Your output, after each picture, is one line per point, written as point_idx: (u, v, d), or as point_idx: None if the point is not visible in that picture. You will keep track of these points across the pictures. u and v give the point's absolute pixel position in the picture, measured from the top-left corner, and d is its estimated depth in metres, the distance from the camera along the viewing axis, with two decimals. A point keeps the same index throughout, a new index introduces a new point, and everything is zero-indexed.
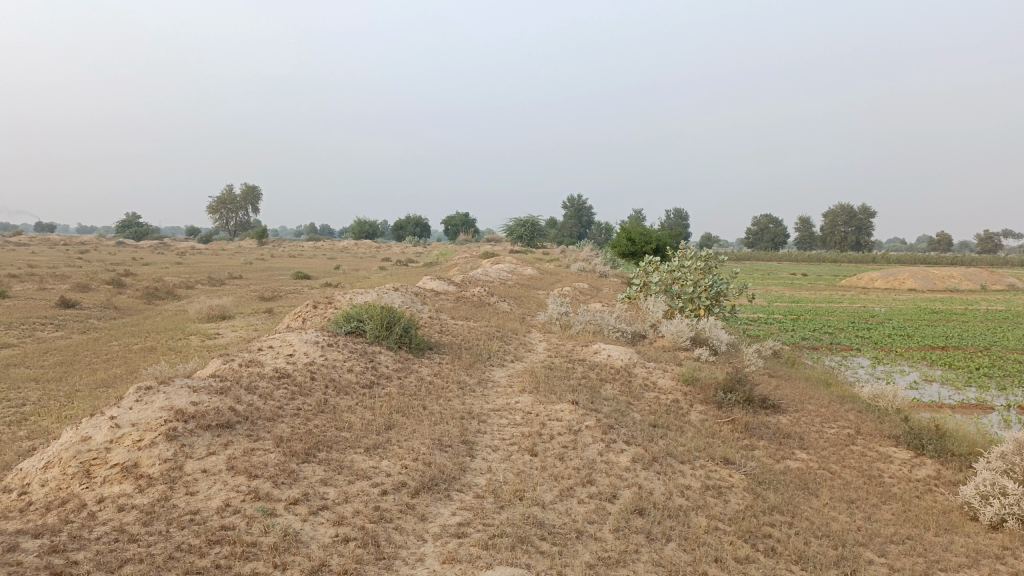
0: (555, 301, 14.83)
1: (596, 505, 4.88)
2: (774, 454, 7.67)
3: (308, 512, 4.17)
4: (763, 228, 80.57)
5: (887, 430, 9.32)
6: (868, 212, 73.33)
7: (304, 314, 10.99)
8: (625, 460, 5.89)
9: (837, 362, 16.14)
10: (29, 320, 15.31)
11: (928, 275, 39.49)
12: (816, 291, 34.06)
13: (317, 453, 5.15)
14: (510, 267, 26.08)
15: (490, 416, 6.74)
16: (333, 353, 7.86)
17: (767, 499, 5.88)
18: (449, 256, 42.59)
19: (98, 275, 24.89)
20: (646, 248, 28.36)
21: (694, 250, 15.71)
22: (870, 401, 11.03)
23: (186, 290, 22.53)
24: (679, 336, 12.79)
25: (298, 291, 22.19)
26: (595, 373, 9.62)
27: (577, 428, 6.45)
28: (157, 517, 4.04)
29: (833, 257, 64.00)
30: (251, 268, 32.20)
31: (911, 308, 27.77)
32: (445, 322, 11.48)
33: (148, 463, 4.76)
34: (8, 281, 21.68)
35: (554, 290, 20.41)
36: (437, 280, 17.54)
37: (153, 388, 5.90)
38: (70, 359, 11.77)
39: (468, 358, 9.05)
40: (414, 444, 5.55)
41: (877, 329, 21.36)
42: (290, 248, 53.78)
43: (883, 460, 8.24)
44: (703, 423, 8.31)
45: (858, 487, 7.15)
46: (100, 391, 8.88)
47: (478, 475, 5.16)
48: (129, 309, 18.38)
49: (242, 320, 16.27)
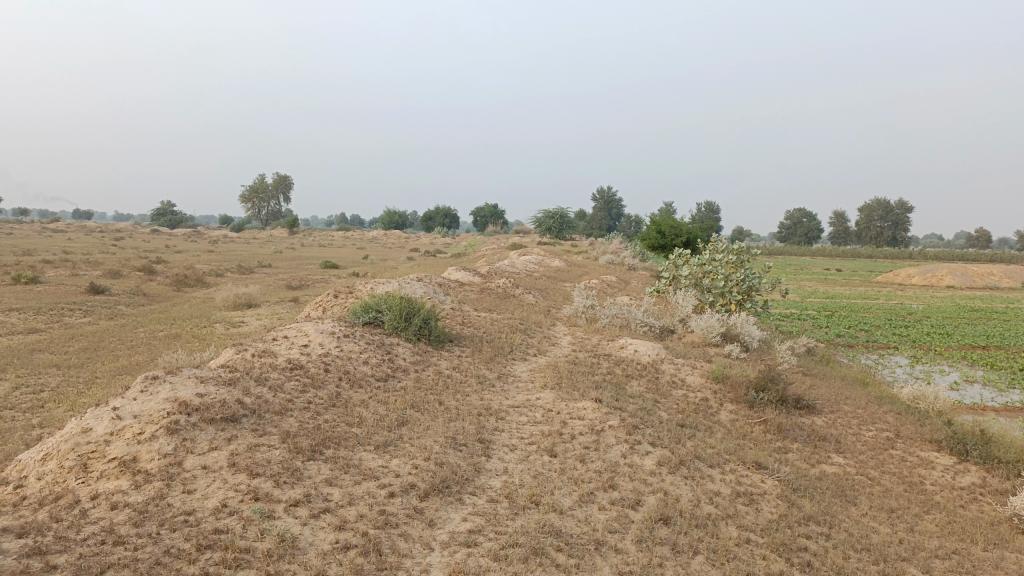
0: (581, 293, 14.50)
1: (618, 512, 4.55)
2: (808, 458, 7.30)
3: (308, 515, 3.90)
4: (797, 222, 79.38)
5: (928, 434, 8.88)
6: (904, 207, 71.61)
7: (324, 303, 10.79)
8: (651, 462, 5.55)
9: (874, 361, 15.62)
10: (58, 305, 15.35)
11: (967, 272, 38.36)
12: (850, 287, 33.28)
13: (324, 451, 4.89)
14: (537, 259, 25.83)
15: (509, 413, 6.45)
16: (349, 344, 7.61)
17: (803, 508, 5.51)
18: (477, 248, 42.54)
19: (131, 261, 25.08)
20: (676, 241, 27.89)
21: (726, 243, 15.27)
22: (910, 404, 10.55)
23: (216, 277, 22.57)
24: (708, 332, 12.38)
25: (324, 280, 22.09)
26: (621, 368, 9.31)
27: (600, 428, 6.11)
28: (149, 517, 3.80)
29: (867, 253, 62.66)
30: (281, 257, 32.29)
31: (950, 306, 26.93)
32: (468, 314, 11.22)
33: (147, 457, 4.54)
34: (41, 266, 21.88)
35: (581, 283, 20.08)
36: (462, 271, 17.30)
37: (159, 378, 5.69)
38: (94, 345, 11.72)
39: (489, 352, 8.76)
40: (427, 442, 5.27)
41: (914, 327, 20.74)
42: (320, 237, 53.99)
43: (924, 466, 7.83)
44: (734, 423, 7.96)
45: (899, 495, 6.74)
46: (117, 379, 8.75)
47: (493, 477, 4.86)
48: (158, 295, 18.39)
49: (268, 309, 16.15)
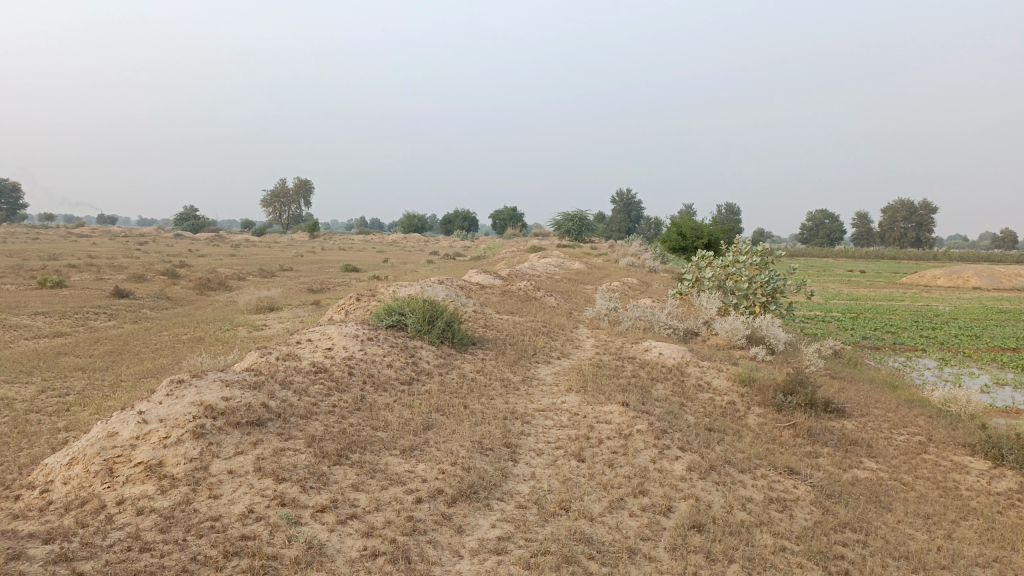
0: (603, 295, 14.39)
1: (649, 519, 4.46)
2: (839, 462, 7.15)
3: (335, 521, 3.85)
4: (818, 223, 78.64)
5: (962, 438, 8.68)
6: (929, 208, 70.66)
7: (347, 306, 10.77)
8: (680, 467, 5.44)
9: (902, 363, 15.36)
10: (83, 309, 15.49)
11: (995, 273, 37.72)
12: (874, 288, 32.82)
13: (350, 455, 4.83)
14: (557, 261, 25.74)
15: (535, 417, 6.37)
16: (373, 347, 7.57)
17: (837, 515, 5.38)
18: (496, 251, 42.51)
19: (155, 265, 25.31)
20: (697, 243, 27.66)
21: (750, 244, 15.09)
22: (942, 407, 10.33)
23: (238, 281, 22.71)
24: (733, 334, 12.22)
25: (345, 283, 22.14)
26: (646, 371, 9.19)
27: (628, 432, 6.01)
28: (176, 523, 3.77)
29: (891, 254, 61.85)
30: (302, 261, 32.45)
31: (977, 307, 26.47)
32: (490, 316, 11.15)
33: (173, 462, 4.51)
34: (67, 271, 22.13)
35: (603, 285, 19.95)
36: (483, 274, 17.25)
37: (185, 382, 5.67)
38: (119, 348, 11.79)
39: (513, 355, 8.68)
40: (454, 446, 5.20)
41: (942, 329, 20.41)
42: (341, 241, 54.23)
43: (959, 471, 7.65)
44: (762, 427, 7.82)
45: (934, 501, 6.58)
46: (142, 382, 8.78)
47: (521, 482, 4.78)
48: (181, 299, 18.52)
49: (290, 312, 16.19)
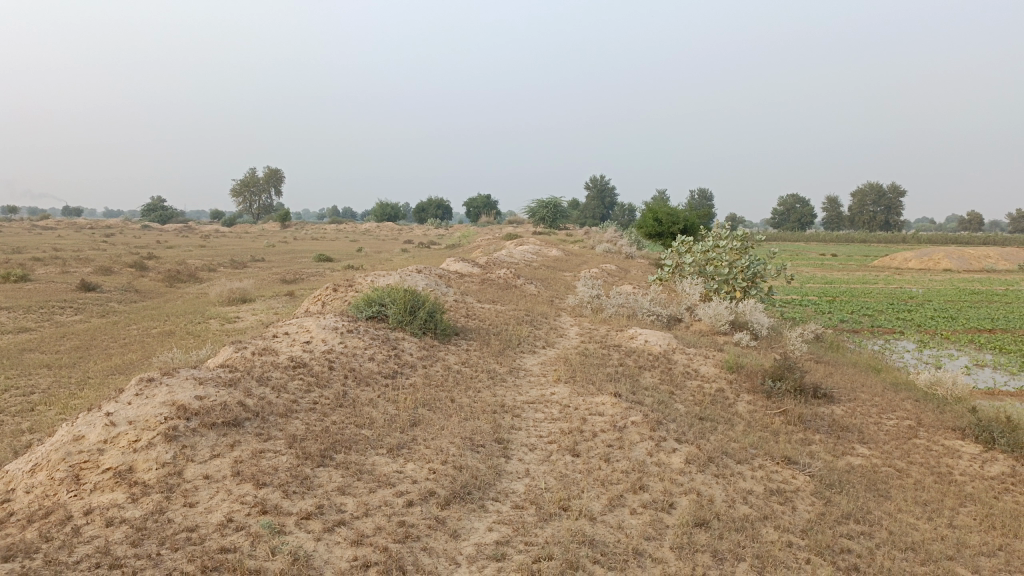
0: (585, 283, 14.17)
1: (652, 517, 4.25)
2: (833, 450, 7.02)
3: (322, 529, 3.59)
4: (790, 207, 79.21)
5: (950, 422, 8.61)
6: (897, 191, 71.39)
7: (323, 297, 10.44)
8: (678, 460, 5.25)
9: (881, 346, 15.36)
10: (48, 303, 14.97)
11: (964, 254, 38.12)
12: (848, 272, 32.96)
13: (334, 456, 4.56)
14: (534, 249, 25.51)
15: (525, 410, 6.14)
16: (353, 340, 7.28)
17: (839, 506, 5.23)
18: (471, 238, 42.18)
19: (122, 258, 24.63)
20: (674, 228, 27.55)
21: (730, 228, 14.96)
22: (927, 390, 10.27)
23: (209, 272, 22.16)
24: (717, 320, 12.08)
25: (319, 273, 21.70)
26: (633, 360, 9.00)
27: (622, 424, 5.80)
28: (148, 536, 3.48)
29: (862, 237, 62.42)
30: (274, 251, 31.89)
31: (950, 289, 26.69)
32: (471, 306, 10.89)
33: (144, 467, 4.21)
34: (30, 264, 21.42)
35: (582, 272, 19.74)
36: (461, 262, 16.95)
37: (155, 381, 5.35)
38: (86, 344, 11.35)
39: (497, 345, 8.43)
40: (443, 443, 4.95)
41: (918, 311, 20.50)
42: (313, 231, 53.40)
43: (951, 456, 7.56)
44: (753, 414, 7.67)
45: (930, 487, 6.47)
46: (112, 379, 8.40)
47: (515, 481, 4.55)
48: (150, 292, 17.99)
49: (263, 304, 15.77)
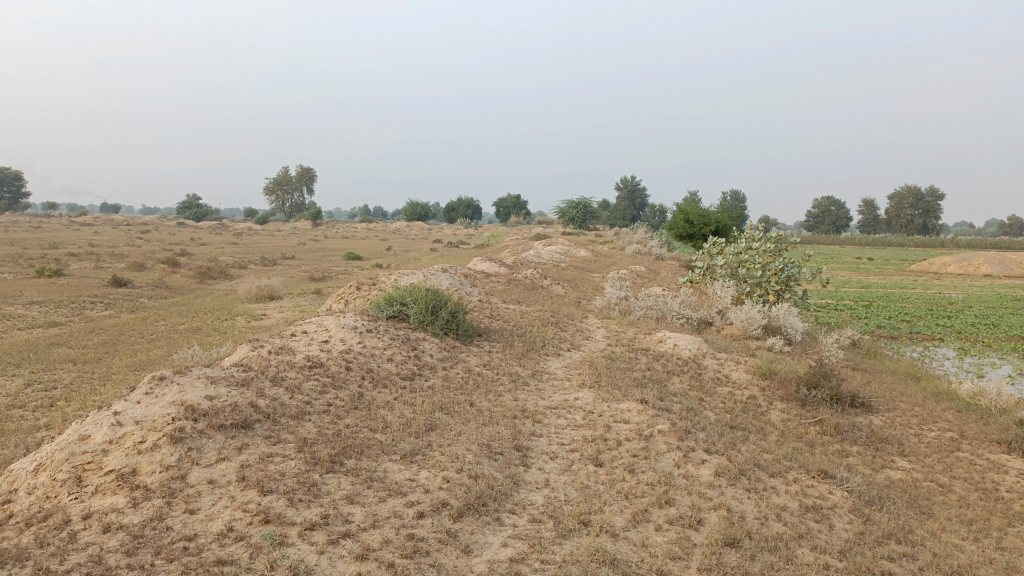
0: (613, 284, 13.89)
1: (679, 534, 3.99)
2: (871, 462, 6.68)
3: (326, 542, 3.39)
4: (824, 210, 77.94)
5: (995, 434, 8.19)
6: (936, 194, 69.81)
7: (347, 295, 10.29)
8: (707, 472, 4.97)
9: (920, 353, 14.86)
10: (79, 297, 15.05)
11: (1006, 259, 37.06)
12: (884, 276, 32.19)
13: (345, 461, 4.37)
14: (563, 249, 25.24)
15: (546, 416, 5.90)
16: (372, 340, 7.11)
17: (879, 525, 4.91)
18: (500, 238, 42.00)
19: (156, 254, 24.87)
20: (705, 230, 27.09)
21: (764, 230, 14.59)
22: (970, 400, 9.84)
23: (239, 270, 22.23)
24: (749, 324, 11.74)
25: (348, 271, 21.64)
26: (661, 364, 8.72)
27: (649, 433, 5.54)
28: (144, 544, 3.31)
29: (898, 241, 61.12)
30: (305, 249, 32.00)
31: (990, 295, 25.88)
32: (496, 306, 10.68)
33: (148, 470, 4.05)
34: (66, 259, 21.67)
35: (611, 273, 19.43)
36: (489, 262, 16.74)
37: (166, 379, 5.20)
38: (113, 339, 11.34)
39: (521, 347, 8.21)
40: (459, 450, 4.74)
41: (958, 317, 19.88)
42: (343, 229, 53.58)
43: (996, 470, 7.17)
44: (786, 424, 7.36)
45: (975, 505, 6.10)
46: (133, 375, 8.32)
47: (534, 492, 4.32)
48: (180, 288, 18.05)
49: (291, 301, 15.70)
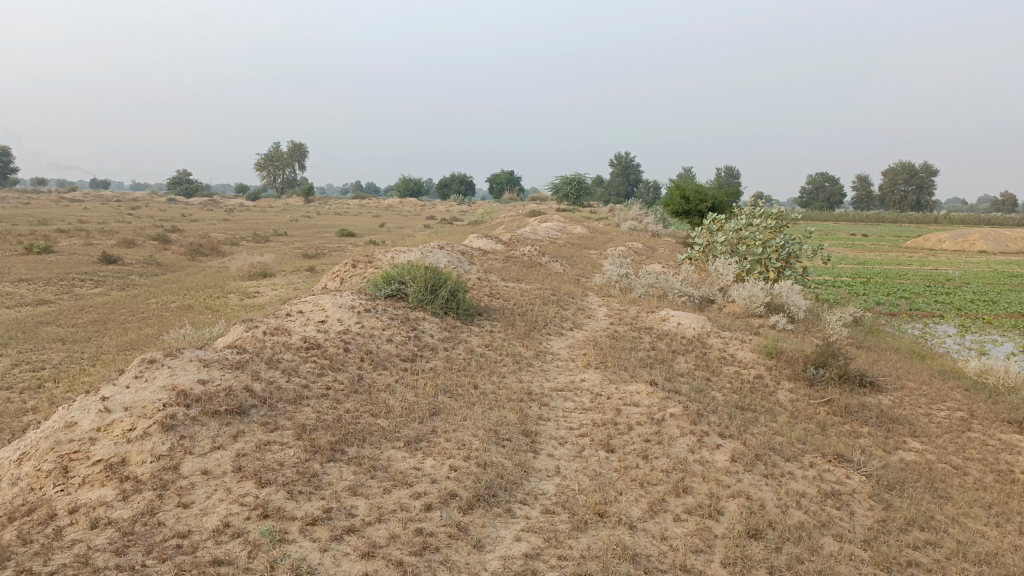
0: (613, 261, 13.65)
1: (699, 525, 3.80)
2: (883, 444, 6.52)
3: (329, 538, 3.18)
4: (818, 186, 77.75)
5: (1006, 414, 8.04)
6: (930, 170, 69.66)
7: (342, 273, 10.03)
8: (723, 458, 4.78)
9: (921, 330, 14.71)
10: (68, 275, 14.73)
11: (1001, 236, 36.96)
12: (881, 252, 32.09)
13: (346, 449, 4.15)
14: (560, 226, 24.98)
15: (553, 399, 5.70)
16: (371, 320, 6.87)
17: (901, 511, 4.74)
18: (494, 214, 41.66)
19: (146, 230, 24.47)
20: (702, 206, 26.80)
21: (765, 207, 14.34)
22: (976, 379, 9.67)
23: (232, 247, 21.88)
24: (751, 302, 11.53)
25: (341, 248, 21.33)
26: (666, 343, 8.52)
27: (660, 416, 5.34)
28: (135, 542, 3.10)
29: (893, 217, 61.00)
30: (297, 225, 31.63)
31: (987, 271, 25.75)
32: (495, 284, 10.43)
33: (138, 460, 3.83)
34: (55, 236, 21.26)
35: (608, 250, 19.20)
36: (486, 238, 16.44)
37: (156, 362, 4.97)
38: (103, 317, 11.05)
39: (523, 326, 7.99)
40: (465, 436, 4.53)
41: (956, 294, 19.73)
42: (336, 206, 53.04)
43: (1010, 451, 7.01)
44: (795, 404, 7.19)
45: (992, 487, 5.94)
46: (124, 355, 8.06)
47: (545, 481, 4.12)
48: (172, 265, 17.73)
49: (283, 279, 15.40)
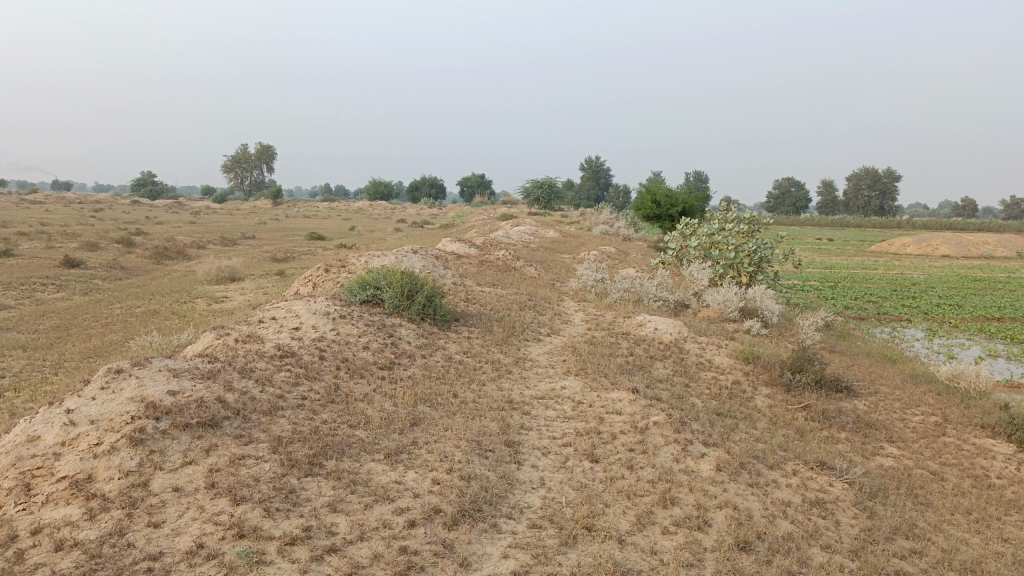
0: (588, 265, 13.60)
1: (688, 538, 3.73)
2: (862, 450, 6.53)
3: (309, 559, 3.05)
4: (785, 191, 78.75)
5: (978, 418, 8.10)
6: (893, 176, 70.90)
7: (314, 278, 9.83)
8: (708, 467, 4.72)
9: (890, 335, 14.87)
10: (28, 279, 14.30)
11: (962, 241, 37.65)
12: (847, 257, 32.50)
13: (324, 463, 4.01)
14: (532, 230, 24.91)
15: (534, 407, 5.60)
16: (346, 327, 6.72)
17: (885, 520, 4.72)
18: (465, 218, 41.48)
19: (110, 233, 23.95)
20: (673, 210, 26.87)
21: (737, 211, 14.39)
22: (948, 383, 9.77)
23: (198, 250, 21.46)
24: (726, 307, 11.54)
25: (312, 252, 21.04)
26: (643, 349, 8.48)
27: (644, 425, 5.27)
28: (103, 566, 2.93)
29: (857, 222, 61.94)
30: (265, 228, 31.17)
31: (951, 275, 26.19)
32: (471, 289, 10.32)
33: (106, 476, 3.65)
34: (14, 239, 20.67)
35: (581, 254, 19.18)
36: (459, 242, 16.30)
37: (124, 372, 4.77)
38: (66, 323, 10.72)
39: (501, 332, 7.88)
40: (447, 448, 4.41)
41: (923, 298, 20.02)
42: (305, 209, 52.51)
43: (984, 455, 7.06)
44: (774, 409, 7.18)
45: (970, 492, 5.96)
46: (88, 363, 7.80)
47: (530, 493, 4.02)
48: (137, 269, 17.31)
49: (252, 283, 15.11)
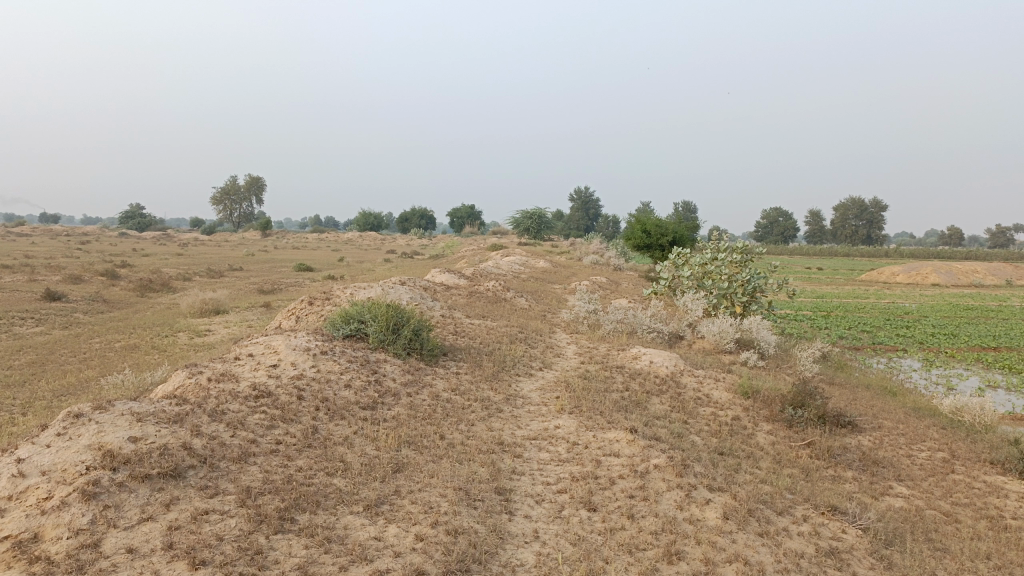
0: (579, 296, 13.31)
1: None
2: (870, 490, 6.20)
3: None
4: (773, 221, 79.08)
5: (987, 453, 7.79)
6: (880, 205, 71.37)
7: (298, 311, 9.49)
8: (714, 515, 4.40)
9: (886, 365, 14.60)
10: (6, 313, 13.89)
11: (952, 269, 37.68)
12: (837, 286, 32.40)
13: (298, 517, 3.66)
14: (522, 260, 24.69)
15: (526, 449, 5.27)
16: (327, 363, 6.38)
17: (903, 570, 4.39)
18: (456, 249, 41.30)
19: (94, 265, 23.51)
20: (663, 240, 26.68)
21: (730, 240, 14.13)
22: (951, 416, 9.46)
23: (183, 282, 21.08)
24: (721, 338, 11.26)
25: (299, 283, 20.71)
26: (639, 383, 8.16)
27: (643, 468, 4.94)
28: None
29: (846, 251, 62.16)
30: (254, 260, 30.84)
31: (943, 304, 26.07)
32: (460, 322, 10.00)
33: (52, 536, 3.28)
34: None
35: (572, 284, 18.93)
36: (448, 273, 15.99)
37: (83, 416, 4.41)
38: (40, 359, 10.33)
39: (491, 367, 7.55)
40: (432, 498, 4.07)
41: (916, 327, 19.82)
42: (295, 240, 52.19)
43: (996, 494, 6.74)
44: (777, 447, 6.85)
45: (987, 536, 5.63)
46: (59, 402, 7.42)
47: (522, 548, 3.68)
48: (120, 302, 16.90)
49: (237, 316, 14.75)
